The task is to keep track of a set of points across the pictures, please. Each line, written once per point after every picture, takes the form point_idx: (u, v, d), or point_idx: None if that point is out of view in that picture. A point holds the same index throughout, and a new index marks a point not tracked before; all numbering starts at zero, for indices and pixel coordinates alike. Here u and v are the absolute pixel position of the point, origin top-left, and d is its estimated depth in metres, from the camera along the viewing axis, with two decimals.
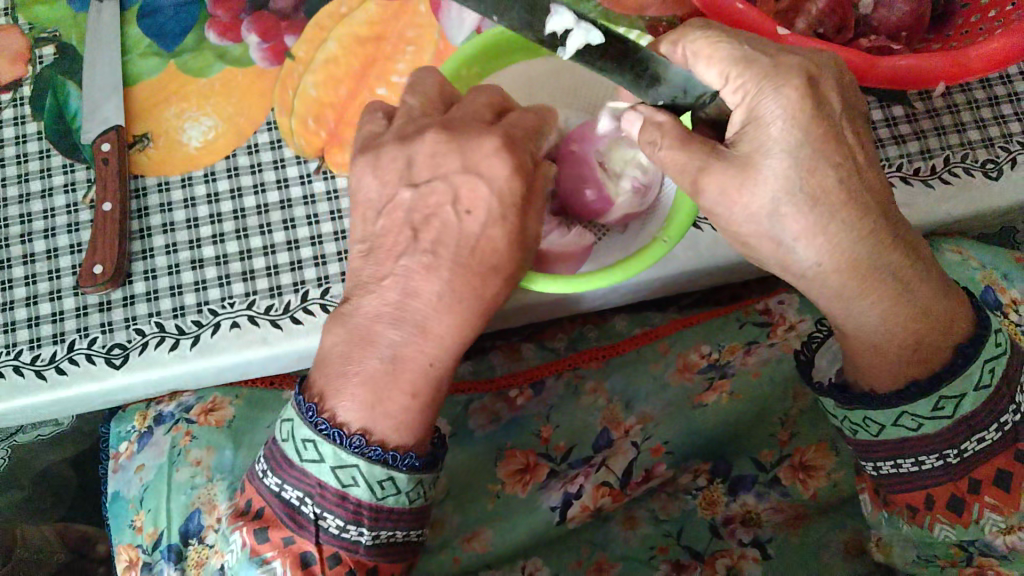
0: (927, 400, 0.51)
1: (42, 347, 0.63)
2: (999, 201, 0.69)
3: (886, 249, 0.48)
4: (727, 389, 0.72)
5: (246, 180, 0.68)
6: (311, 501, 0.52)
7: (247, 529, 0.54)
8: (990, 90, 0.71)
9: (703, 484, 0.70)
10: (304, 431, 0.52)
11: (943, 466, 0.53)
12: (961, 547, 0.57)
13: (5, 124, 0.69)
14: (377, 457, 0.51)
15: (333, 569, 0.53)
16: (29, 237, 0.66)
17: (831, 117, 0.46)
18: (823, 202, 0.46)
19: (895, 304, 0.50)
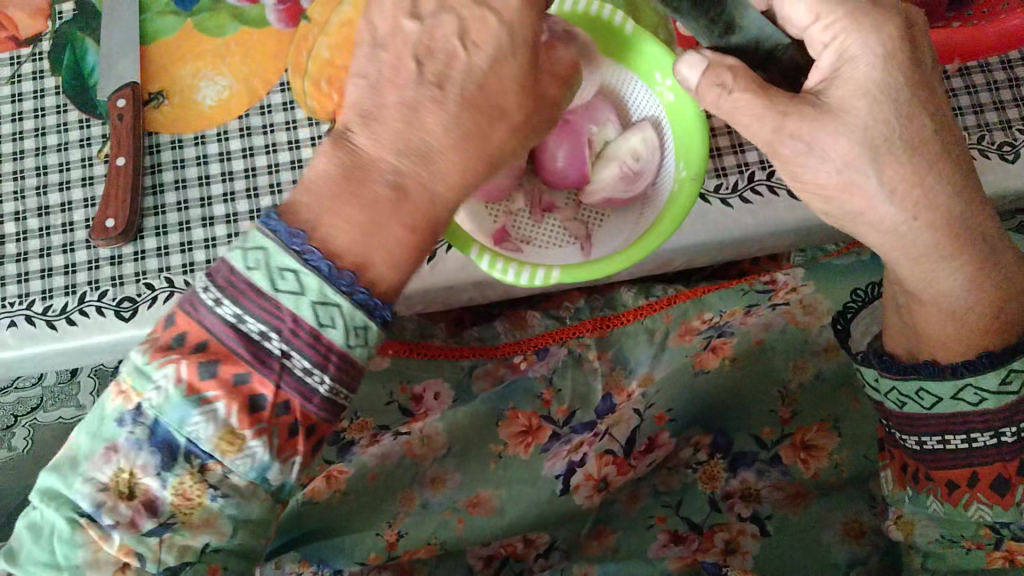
0: (995, 375, 0.50)
1: (54, 299, 0.65)
2: (1014, 185, 0.68)
3: (977, 214, 0.48)
4: (728, 355, 0.71)
5: (258, 140, 0.69)
6: (278, 337, 0.44)
7: (187, 362, 0.44)
8: (1011, 71, 0.70)
9: (704, 459, 0.72)
10: (283, 259, 0.44)
11: (995, 446, 0.52)
12: (991, 529, 0.57)
13: (24, 78, 0.70)
14: (362, 301, 0.45)
15: (279, 419, 0.45)
16: (44, 189, 0.67)
17: (928, 79, 0.45)
18: (917, 157, 0.45)
19: (980, 269, 0.49)
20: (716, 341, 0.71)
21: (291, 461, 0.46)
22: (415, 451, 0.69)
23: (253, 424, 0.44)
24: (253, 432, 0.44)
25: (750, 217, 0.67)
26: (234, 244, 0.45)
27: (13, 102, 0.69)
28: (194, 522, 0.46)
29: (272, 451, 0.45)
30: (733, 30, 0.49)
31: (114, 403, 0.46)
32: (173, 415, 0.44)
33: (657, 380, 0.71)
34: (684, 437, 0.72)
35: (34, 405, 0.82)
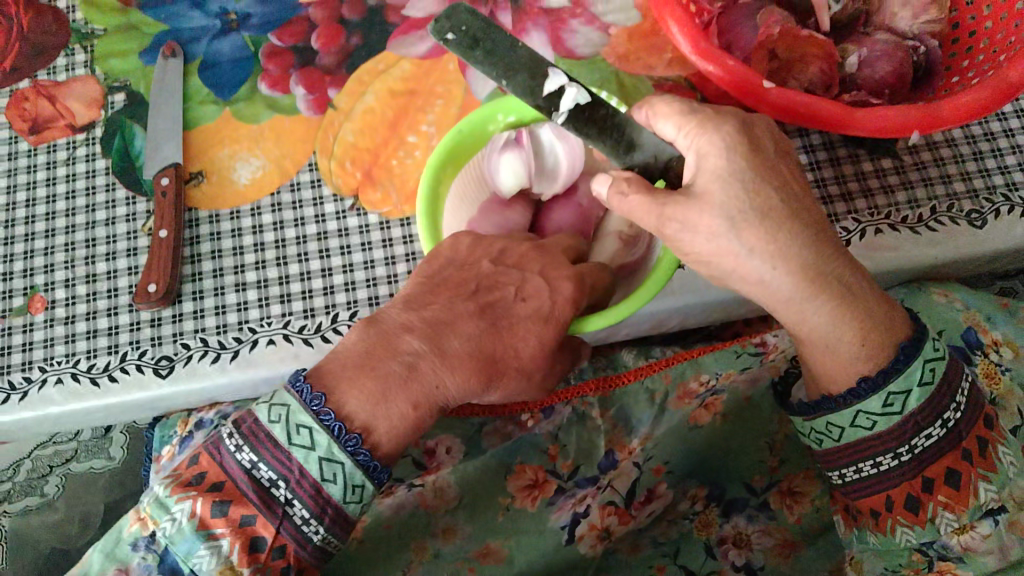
0: (877, 398, 0.59)
1: (97, 357, 0.70)
2: (981, 248, 0.74)
3: (830, 258, 0.56)
4: (718, 409, 0.76)
5: (288, 214, 0.75)
6: (286, 486, 0.55)
7: (205, 499, 0.56)
8: (975, 146, 0.77)
9: (700, 509, 0.77)
10: (302, 416, 0.55)
11: (898, 466, 0.60)
12: (921, 552, 0.64)
13: (78, 161, 0.77)
14: (362, 461, 0.56)
15: (274, 560, 0.56)
16: (92, 258, 0.74)
17: (771, 164, 0.55)
18: (768, 222, 0.54)
19: (844, 307, 0.57)
20: (708, 397, 0.76)
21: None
22: (429, 503, 0.73)
23: (251, 564, 0.56)
24: (250, 571, 0.56)
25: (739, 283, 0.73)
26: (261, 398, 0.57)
27: (67, 182, 0.76)
28: None
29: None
30: (634, 148, 0.57)
31: (129, 529, 0.57)
32: (182, 547, 0.55)
33: (660, 430, 0.76)
34: (681, 487, 0.77)
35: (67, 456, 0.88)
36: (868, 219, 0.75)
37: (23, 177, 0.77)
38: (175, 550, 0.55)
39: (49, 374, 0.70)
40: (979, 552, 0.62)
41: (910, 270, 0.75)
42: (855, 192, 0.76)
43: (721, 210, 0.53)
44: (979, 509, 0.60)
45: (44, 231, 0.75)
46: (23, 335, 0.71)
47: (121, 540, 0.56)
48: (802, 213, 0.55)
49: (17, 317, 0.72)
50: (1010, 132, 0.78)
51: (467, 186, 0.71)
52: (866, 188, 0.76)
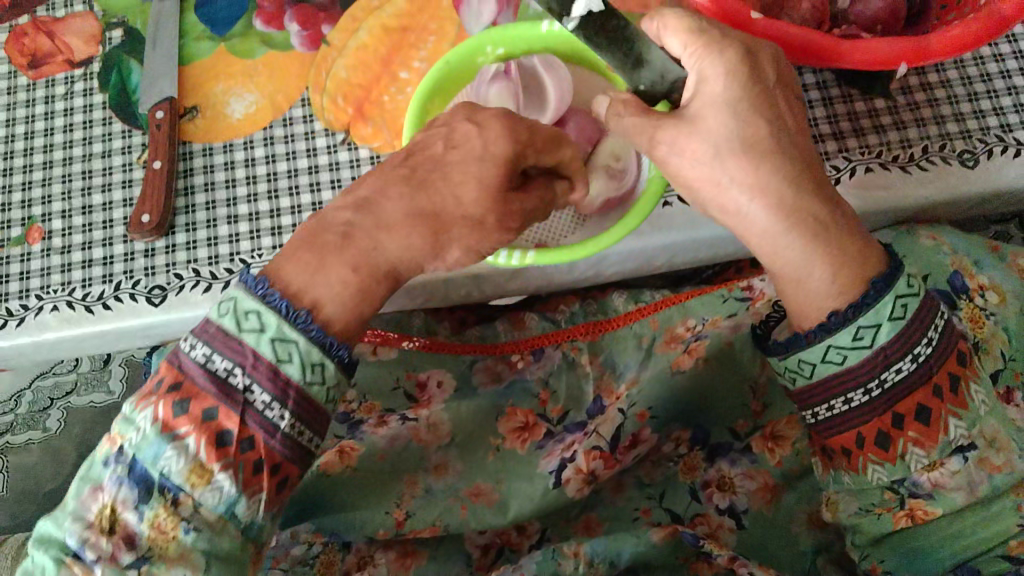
0: (848, 330, 0.57)
1: (92, 286, 0.72)
2: (970, 189, 0.74)
3: (806, 190, 0.56)
4: (701, 353, 0.76)
5: (280, 148, 0.76)
6: (242, 372, 0.54)
7: (165, 401, 0.53)
8: (971, 87, 0.76)
9: (683, 451, 0.77)
10: (247, 303, 0.55)
11: (870, 402, 0.58)
12: (893, 491, 0.62)
13: (76, 95, 0.78)
14: (318, 339, 0.55)
15: (245, 454, 0.54)
16: (89, 190, 0.75)
17: (770, 94, 0.56)
18: (751, 150, 0.55)
19: (812, 238, 0.57)
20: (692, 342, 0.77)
21: (256, 497, 0.54)
22: (422, 438, 0.75)
23: (219, 458, 0.53)
24: (220, 464, 0.53)
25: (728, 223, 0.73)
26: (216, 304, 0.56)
27: (65, 116, 0.78)
28: (169, 553, 0.52)
29: (239, 485, 0.53)
30: (642, 64, 0.57)
31: (103, 450, 0.54)
32: (149, 453, 0.53)
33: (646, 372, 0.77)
34: (665, 429, 0.77)
35: (68, 389, 0.98)
36: (859, 158, 0.74)
37: (21, 111, 0.78)
38: (141, 457, 0.53)
39: (45, 302, 0.71)
40: (948, 489, 0.61)
41: (900, 210, 0.75)
42: (847, 131, 0.75)
43: (709, 136, 0.55)
44: (948, 446, 0.59)
45: (41, 163, 0.76)
46: (20, 264, 0.73)
47: (94, 461, 0.54)
48: (789, 144, 0.56)
49: (15, 247, 0.73)
50: (1006, 73, 0.77)
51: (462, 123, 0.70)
52: (858, 128, 0.75)
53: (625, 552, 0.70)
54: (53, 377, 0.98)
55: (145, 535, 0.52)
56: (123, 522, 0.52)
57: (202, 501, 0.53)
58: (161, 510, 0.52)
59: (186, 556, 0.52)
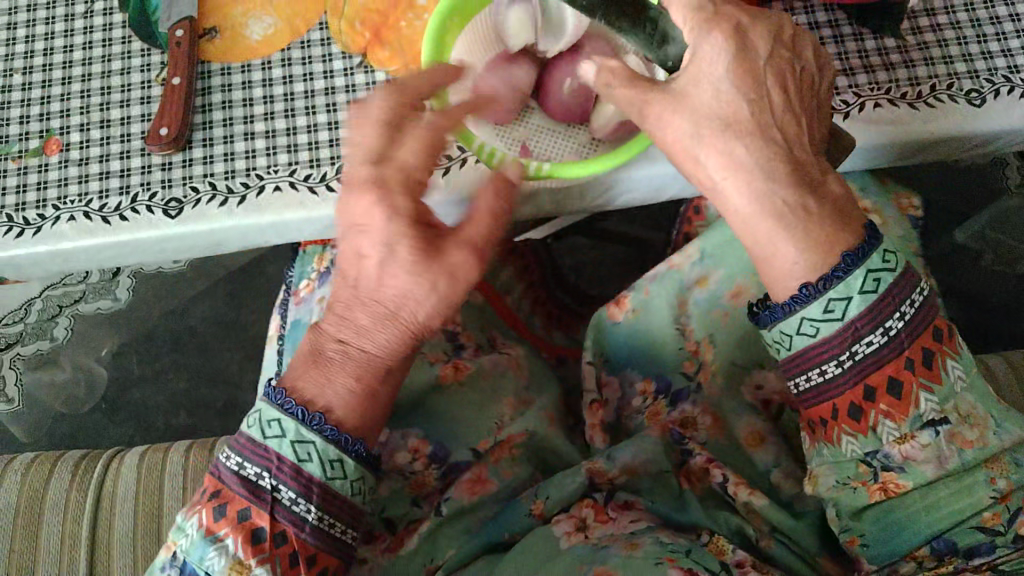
0: (818, 303, 0.61)
1: (109, 197, 0.72)
2: (978, 127, 0.75)
3: (776, 174, 0.62)
4: (629, 306, 0.86)
5: (297, 69, 0.76)
6: (269, 475, 0.63)
7: (206, 509, 0.64)
8: (980, 29, 0.77)
9: (650, 401, 0.84)
10: (295, 428, 0.64)
11: (843, 374, 0.62)
12: (866, 463, 0.65)
13: (96, 14, 0.78)
14: (330, 434, 0.64)
15: (278, 548, 0.63)
16: (107, 105, 0.75)
17: (752, 66, 0.62)
18: (731, 128, 0.61)
19: (779, 219, 0.62)
20: (620, 295, 0.87)
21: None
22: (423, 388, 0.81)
23: (255, 554, 0.62)
24: (256, 560, 0.62)
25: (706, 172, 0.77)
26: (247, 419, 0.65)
27: (85, 33, 0.78)
28: None
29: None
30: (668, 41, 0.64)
31: (164, 553, 0.65)
32: (195, 555, 0.63)
33: (591, 333, 0.88)
34: (623, 376, 0.86)
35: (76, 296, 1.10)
36: (868, 94, 0.75)
37: (41, 28, 0.78)
38: (191, 560, 0.63)
39: (62, 212, 0.72)
40: (919, 462, 0.64)
41: (908, 145, 0.76)
42: (857, 68, 0.76)
43: (694, 112, 0.61)
44: (918, 419, 0.62)
45: (59, 78, 0.76)
46: (37, 175, 0.73)
47: (154, 572, 0.65)
48: (773, 131, 0.62)
49: (32, 158, 0.74)
50: (1015, 17, 0.78)
51: (473, 45, 0.71)
52: (867, 65, 0.76)
53: (624, 450, 0.79)
54: (63, 287, 1.07)
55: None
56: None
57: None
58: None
59: None
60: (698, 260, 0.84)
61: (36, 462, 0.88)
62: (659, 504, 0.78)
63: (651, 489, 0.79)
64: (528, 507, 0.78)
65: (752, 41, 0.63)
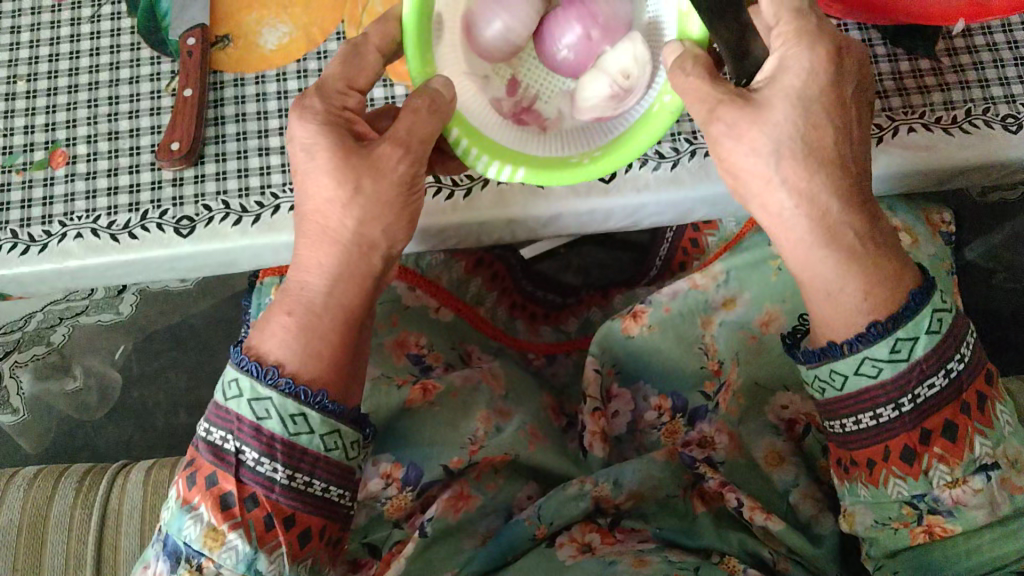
0: (885, 344, 0.59)
1: (119, 215, 0.70)
2: (1015, 154, 0.73)
3: (850, 212, 0.59)
4: (647, 321, 0.81)
5: (313, 82, 0.74)
6: (232, 437, 0.61)
7: (182, 479, 0.63)
8: (1017, 51, 0.75)
9: (667, 419, 0.81)
10: (260, 389, 0.60)
11: (899, 417, 0.61)
12: (911, 506, 0.64)
13: (102, 19, 0.75)
14: (287, 389, 0.60)
15: (251, 512, 0.61)
16: (115, 116, 0.72)
17: (845, 100, 0.58)
18: (814, 157, 0.57)
19: (847, 259, 0.59)
20: (637, 308, 0.81)
21: (274, 551, 0.61)
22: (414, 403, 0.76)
23: (227, 519, 0.60)
24: (228, 526, 0.60)
25: None
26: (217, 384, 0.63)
27: (91, 39, 0.75)
28: None
29: (252, 543, 0.60)
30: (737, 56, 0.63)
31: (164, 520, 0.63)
32: (176, 525, 0.61)
33: (599, 340, 0.82)
34: (637, 388, 0.82)
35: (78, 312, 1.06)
36: (902, 117, 0.73)
37: (46, 33, 0.75)
38: (171, 530, 0.62)
39: (69, 229, 0.70)
40: (969, 507, 0.63)
41: (942, 171, 0.74)
42: (891, 90, 0.74)
43: (772, 132, 0.56)
44: (973, 463, 0.61)
45: (66, 87, 0.73)
46: (43, 189, 0.71)
47: (147, 554, 0.64)
48: (848, 162, 0.59)
49: (37, 170, 0.71)
50: None
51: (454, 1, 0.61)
52: (901, 87, 0.74)
53: (628, 473, 0.76)
54: (65, 303, 1.04)
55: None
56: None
57: (223, 562, 0.60)
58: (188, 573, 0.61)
59: None
60: (723, 281, 0.80)
61: (39, 475, 0.87)
62: (666, 528, 0.75)
63: (657, 511, 0.77)
64: (527, 531, 0.73)
65: (846, 68, 0.58)
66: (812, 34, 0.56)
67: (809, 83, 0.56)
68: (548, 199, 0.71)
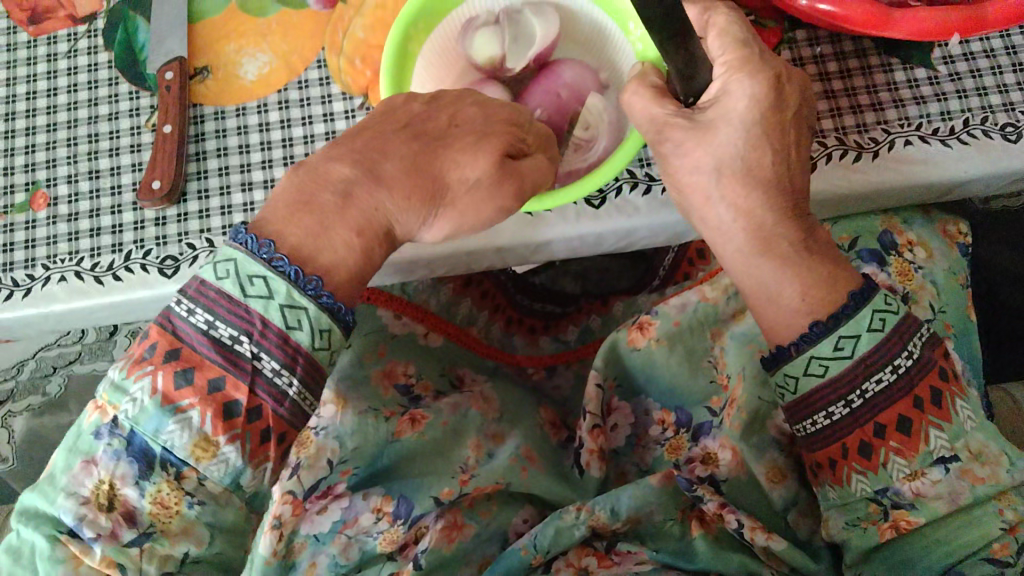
0: (828, 340, 0.57)
1: (101, 256, 0.69)
2: (1016, 163, 0.71)
3: (787, 220, 0.60)
4: (654, 335, 0.79)
5: (295, 112, 0.72)
6: (249, 340, 0.53)
7: (166, 372, 0.53)
8: (1015, 56, 0.73)
9: (671, 434, 0.79)
10: (252, 266, 0.54)
11: (850, 413, 0.57)
12: (876, 502, 0.60)
13: (79, 54, 0.74)
14: (326, 305, 0.55)
15: (252, 425, 0.54)
16: (95, 154, 0.71)
17: (780, 118, 0.58)
18: (751, 173, 0.58)
19: (788, 263, 0.59)
20: (643, 320, 0.79)
21: (261, 466, 0.55)
22: (402, 429, 0.74)
23: (226, 431, 0.53)
24: (226, 438, 0.53)
25: None
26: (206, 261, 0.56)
27: (69, 75, 0.74)
28: (171, 532, 0.53)
29: (246, 457, 0.54)
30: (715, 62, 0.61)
31: (90, 418, 0.53)
32: (150, 425, 0.52)
33: (602, 354, 0.80)
34: (638, 403, 0.81)
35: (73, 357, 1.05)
36: (898, 130, 0.71)
37: (21, 70, 0.74)
38: (142, 430, 0.52)
39: (52, 272, 0.68)
40: (930, 499, 0.58)
41: (940, 185, 0.72)
42: (885, 102, 0.72)
43: (715, 151, 0.58)
44: (930, 456, 0.57)
45: (44, 125, 0.73)
46: (25, 233, 0.70)
47: (83, 432, 0.53)
48: (785, 176, 0.59)
49: (18, 214, 0.70)
50: None
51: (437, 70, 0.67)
52: (897, 99, 0.72)
53: (624, 500, 0.72)
54: (56, 348, 1.05)
55: (147, 511, 0.52)
56: (122, 498, 0.52)
57: (208, 475, 0.53)
58: (164, 485, 0.52)
59: (190, 530, 0.53)
60: (734, 294, 0.80)
61: None
62: (663, 551, 0.71)
63: (656, 533, 0.73)
64: (523, 562, 0.69)
65: (788, 96, 0.59)
66: (756, 64, 0.57)
67: (753, 109, 0.57)
68: (536, 227, 0.70)
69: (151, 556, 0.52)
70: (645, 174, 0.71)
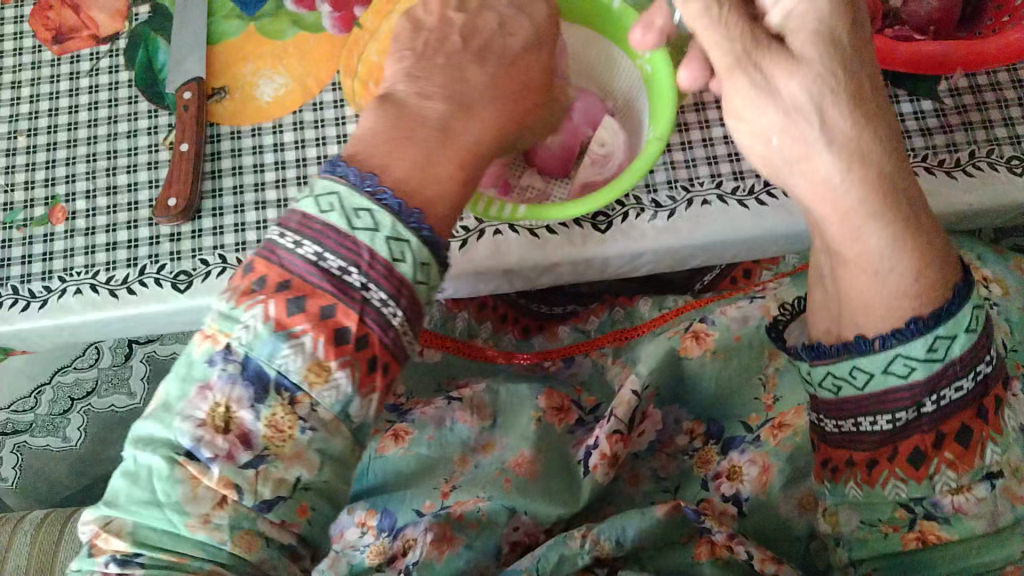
0: (921, 342, 0.52)
1: (116, 270, 0.70)
2: (1022, 196, 0.71)
3: (899, 178, 0.53)
4: (710, 346, 0.76)
5: (309, 133, 0.74)
6: (357, 270, 0.48)
7: (274, 300, 0.48)
8: (1021, 90, 0.74)
9: (699, 446, 0.75)
10: (358, 200, 0.50)
11: (916, 418, 0.54)
12: (906, 509, 0.57)
13: (101, 72, 0.76)
14: (426, 238, 0.51)
15: (359, 353, 0.48)
16: (114, 170, 0.73)
17: (862, 58, 0.53)
18: (855, 108, 0.52)
19: (903, 231, 0.53)
20: (700, 329, 0.77)
21: (368, 398, 0.49)
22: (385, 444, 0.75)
23: (338, 356, 0.47)
24: (338, 363, 0.47)
25: (764, 218, 0.71)
26: (302, 195, 0.51)
27: (90, 93, 0.76)
28: (285, 454, 0.47)
29: (354, 385, 0.48)
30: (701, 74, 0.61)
31: (200, 347, 0.48)
32: (263, 351, 0.47)
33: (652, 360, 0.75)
34: (670, 411, 0.77)
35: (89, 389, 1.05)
36: None
37: (45, 87, 0.76)
38: (256, 356, 0.47)
39: (68, 285, 0.70)
40: (969, 516, 0.55)
41: (945, 216, 0.73)
42: None
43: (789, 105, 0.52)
44: (980, 472, 0.54)
45: (65, 141, 0.74)
46: (43, 245, 0.71)
47: (194, 360, 0.48)
48: (887, 125, 0.53)
49: (38, 227, 0.72)
50: None
51: None
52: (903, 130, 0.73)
53: (629, 529, 0.68)
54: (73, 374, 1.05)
55: (261, 434, 0.47)
56: (238, 420, 0.47)
57: (320, 401, 0.48)
58: (279, 409, 0.47)
59: (301, 455, 0.47)
60: None
61: (46, 524, 0.81)
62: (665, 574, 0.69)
63: (658, 558, 0.70)
64: None
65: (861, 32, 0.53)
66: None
67: (832, 40, 0.51)
68: (544, 248, 0.71)
69: (265, 480, 0.47)
70: (650, 201, 0.72)
